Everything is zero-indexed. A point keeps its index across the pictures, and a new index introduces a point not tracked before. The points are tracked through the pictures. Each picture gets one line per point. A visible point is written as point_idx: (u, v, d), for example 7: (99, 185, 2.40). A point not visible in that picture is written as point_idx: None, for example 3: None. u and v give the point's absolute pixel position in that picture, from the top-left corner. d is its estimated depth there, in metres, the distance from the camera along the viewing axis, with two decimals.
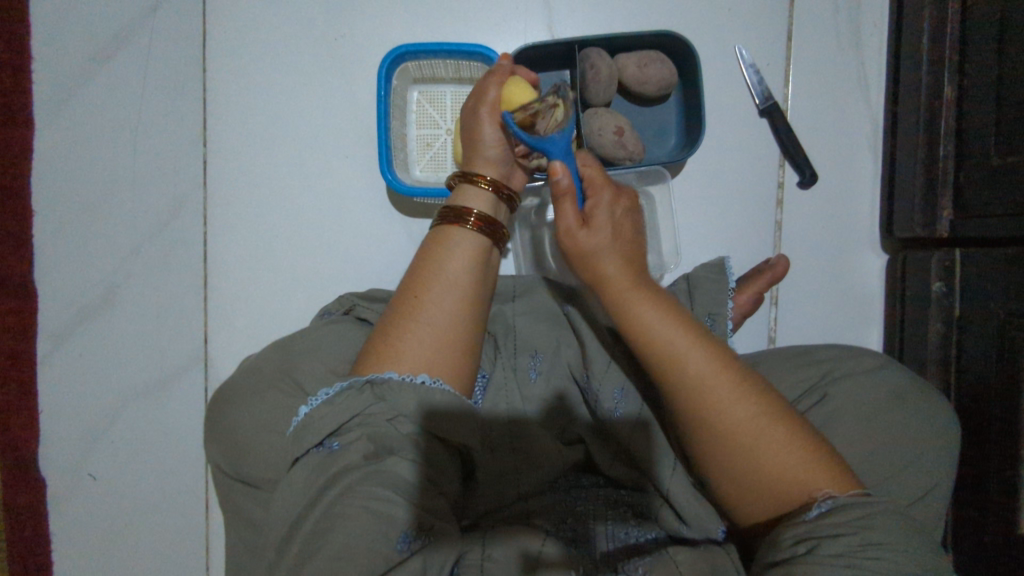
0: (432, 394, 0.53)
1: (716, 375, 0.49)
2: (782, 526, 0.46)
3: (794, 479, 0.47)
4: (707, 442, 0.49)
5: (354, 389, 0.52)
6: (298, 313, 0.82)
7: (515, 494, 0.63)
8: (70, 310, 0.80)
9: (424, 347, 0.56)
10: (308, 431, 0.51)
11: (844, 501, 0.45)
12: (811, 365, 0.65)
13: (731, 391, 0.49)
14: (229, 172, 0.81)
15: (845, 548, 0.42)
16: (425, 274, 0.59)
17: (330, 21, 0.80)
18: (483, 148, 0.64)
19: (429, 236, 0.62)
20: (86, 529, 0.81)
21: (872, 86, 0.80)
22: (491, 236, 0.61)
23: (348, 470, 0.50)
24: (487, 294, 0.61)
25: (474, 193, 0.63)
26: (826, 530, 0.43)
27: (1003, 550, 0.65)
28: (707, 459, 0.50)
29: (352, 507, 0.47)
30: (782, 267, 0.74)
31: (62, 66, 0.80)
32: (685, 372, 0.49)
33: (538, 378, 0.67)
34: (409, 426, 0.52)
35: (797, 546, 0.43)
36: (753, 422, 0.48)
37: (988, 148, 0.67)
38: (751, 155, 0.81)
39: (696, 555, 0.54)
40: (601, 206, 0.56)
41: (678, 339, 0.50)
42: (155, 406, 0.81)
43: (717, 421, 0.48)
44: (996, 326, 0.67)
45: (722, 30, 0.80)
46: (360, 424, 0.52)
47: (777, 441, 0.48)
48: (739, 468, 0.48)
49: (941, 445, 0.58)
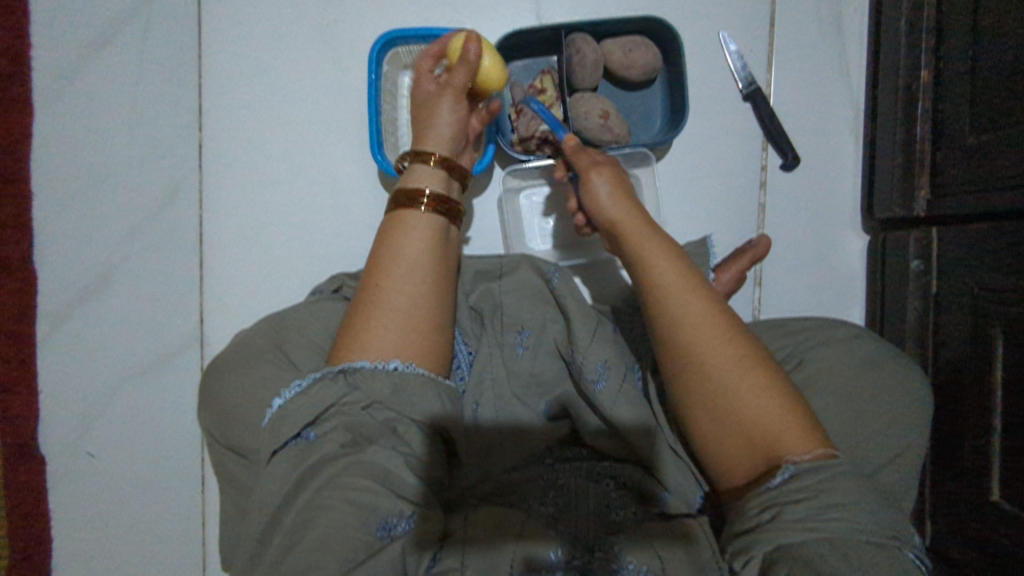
0: (405, 379, 0.55)
1: (704, 315, 0.51)
2: (748, 492, 0.48)
3: (768, 426, 0.48)
4: (693, 381, 0.51)
5: (327, 380, 0.54)
6: (292, 295, 0.84)
7: (502, 467, 0.66)
8: (68, 292, 0.82)
9: (388, 332, 0.57)
10: (285, 423, 0.53)
11: (806, 467, 0.45)
12: (790, 335, 0.67)
13: (715, 329, 0.51)
14: (223, 156, 0.83)
15: (803, 513, 0.43)
16: (387, 261, 0.60)
17: (323, 8, 0.82)
18: (437, 129, 0.67)
19: (386, 220, 0.64)
20: (85, 505, 0.82)
21: (854, 72, 0.82)
22: (446, 215, 0.63)
23: (327, 460, 0.52)
24: (450, 275, 0.63)
25: (426, 173, 0.65)
26: (786, 496, 0.44)
27: (976, 518, 0.67)
28: (687, 397, 0.51)
29: (332, 499, 0.50)
30: (763, 247, 0.77)
31: (61, 53, 0.82)
32: (680, 303, 0.52)
33: (525, 353, 0.69)
34: (385, 412, 0.54)
35: (762, 514, 0.45)
36: (733, 361, 0.49)
37: (962, 129, 0.69)
38: (734, 139, 0.83)
39: (670, 535, 0.55)
40: (606, 161, 0.64)
41: (681, 274, 0.53)
42: (153, 385, 0.83)
43: (702, 355, 0.50)
44: (969, 300, 0.68)
45: (706, 16, 0.82)
46: (336, 414, 0.53)
47: (754, 386, 0.49)
48: (715, 403, 0.50)
49: (915, 412, 0.60)
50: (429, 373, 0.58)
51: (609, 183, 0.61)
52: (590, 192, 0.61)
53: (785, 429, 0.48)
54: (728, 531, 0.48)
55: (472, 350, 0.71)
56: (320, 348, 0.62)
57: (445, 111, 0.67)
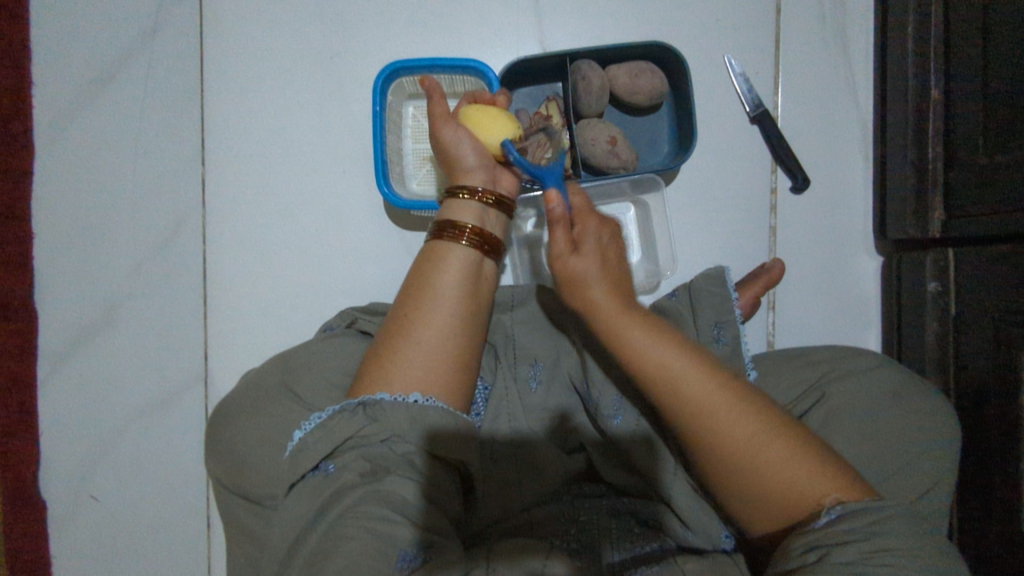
0: (424, 412, 0.54)
1: (709, 395, 0.50)
2: (791, 537, 0.46)
3: (802, 493, 0.47)
4: (716, 465, 0.50)
5: (345, 412, 0.53)
6: (298, 330, 0.82)
7: (519, 506, 0.63)
8: (70, 331, 0.80)
9: (414, 366, 0.56)
10: (303, 456, 0.52)
11: (856, 506, 0.45)
12: (810, 365, 0.66)
13: (723, 408, 0.49)
14: (227, 190, 0.82)
15: (854, 556, 0.41)
16: (419, 294, 0.60)
17: (325, 40, 0.81)
18: (463, 164, 0.65)
19: (422, 252, 0.64)
20: (88, 550, 0.80)
21: (861, 91, 0.81)
22: (479, 246, 0.62)
23: (346, 489, 0.50)
24: (482, 309, 0.62)
25: (460, 206, 0.64)
26: (834, 538, 0.43)
27: (1007, 546, 0.65)
28: (713, 480, 0.50)
29: (352, 528, 0.47)
30: (779, 269, 0.76)
31: (62, 90, 0.81)
32: (682, 395, 0.50)
33: (539, 387, 0.66)
34: (405, 446, 0.53)
35: (807, 555, 0.43)
36: (747, 441, 0.48)
37: (975, 149, 0.68)
38: (743, 162, 0.82)
39: (706, 565, 0.53)
40: (590, 233, 0.59)
41: (674, 360, 0.51)
42: (157, 425, 0.81)
43: (718, 439, 0.49)
44: (991, 322, 0.67)
45: (711, 40, 0.81)
46: (355, 446, 0.52)
47: (775, 458, 0.48)
48: (742, 484, 0.49)
49: (944, 440, 0.59)
50: (453, 408, 0.56)
51: (591, 262, 0.56)
52: (570, 279, 0.56)
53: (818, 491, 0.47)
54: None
55: (487, 385, 0.68)
56: (332, 387, 0.61)
57: (462, 143, 0.65)
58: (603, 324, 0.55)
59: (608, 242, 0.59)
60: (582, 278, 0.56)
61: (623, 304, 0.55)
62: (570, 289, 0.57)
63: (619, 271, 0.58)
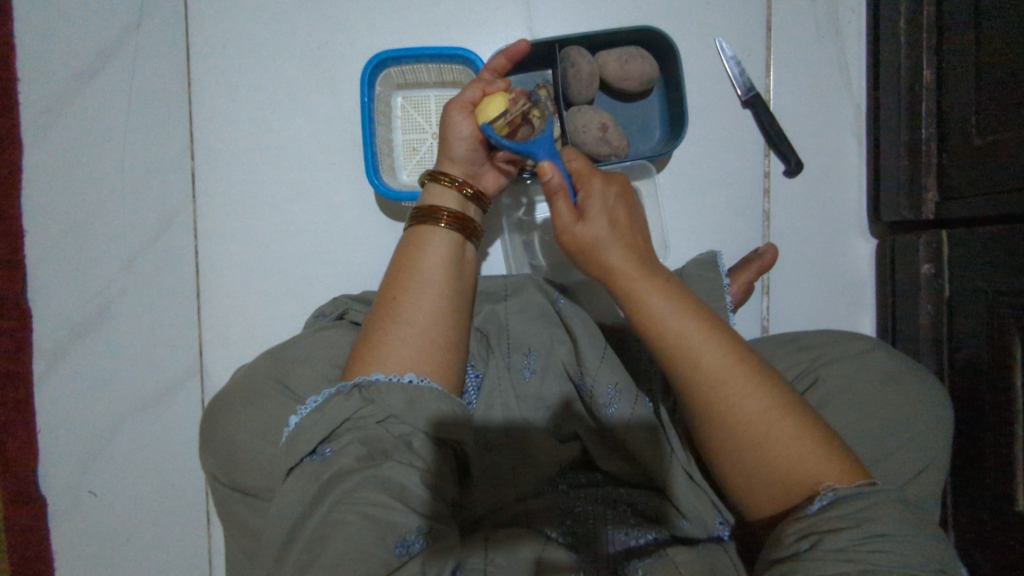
0: (421, 394, 0.53)
1: (721, 363, 0.49)
2: (784, 521, 0.46)
3: (800, 471, 0.47)
4: (720, 436, 0.49)
5: (342, 395, 0.52)
6: (292, 321, 0.83)
7: (514, 494, 0.62)
8: (64, 328, 0.80)
9: (406, 346, 0.55)
10: (301, 439, 0.51)
11: (847, 492, 0.44)
12: (803, 350, 0.66)
13: (737, 378, 0.49)
14: (218, 185, 0.81)
15: (845, 544, 0.41)
16: (405, 274, 0.58)
17: (312, 30, 0.81)
18: (452, 152, 0.63)
19: (404, 237, 0.62)
20: (87, 543, 0.81)
21: (854, 72, 0.81)
22: (461, 232, 0.61)
23: (344, 474, 0.49)
24: (468, 292, 0.61)
25: (442, 193, 0.62)
26: (827, 525, 0.43)
27: (1002, 529, 0.66)
28: (713, 452, 0.50)
29: (350, 513, 0.47)
30: (770, 256, 0.77)
31: (50, 87, 0.80)
32: (696, 362, 0.49)
33: (533, 376, 0.65)
34: (402, 426, 0.52)
35: (801, 542, 0.43)
36: (758, 413, 0.48)
37: (967, 130, 0.68)
38: (735, 148, 0.81)
39: (696, 553, 0.53)
40: (595, 197, 0.56)
41: (691, 326, 0.50)
42: (154, 420, 0.82)
43: (727, 411, 0.48)
44: (984, 304, 0.67)
45: (701, 23, 0.80)
46: (353, 428, 0.51)
47: (785, 434, 0.47)
48: (746, 456, 0.48)
49: (936, 424, 0.59)
50: (445, 389, 0.55)
51: (602, 227, 0.55)
52: (583, 246, 0.55)
53: (823, 471, 0.46)
54: (761, 563, 0.46)
55: (479, 373, 0.66)
56: (324, 379, 0.60)
57: (462, 134, 0.62)
58: (616, 282, 0.53)
59: (614, 202, 0.57)
60: (594, 244, 0.54)
61: (642, 269, 0.53)
62: (581, 257, 0.55)
63: (633, 234, 0.57)
